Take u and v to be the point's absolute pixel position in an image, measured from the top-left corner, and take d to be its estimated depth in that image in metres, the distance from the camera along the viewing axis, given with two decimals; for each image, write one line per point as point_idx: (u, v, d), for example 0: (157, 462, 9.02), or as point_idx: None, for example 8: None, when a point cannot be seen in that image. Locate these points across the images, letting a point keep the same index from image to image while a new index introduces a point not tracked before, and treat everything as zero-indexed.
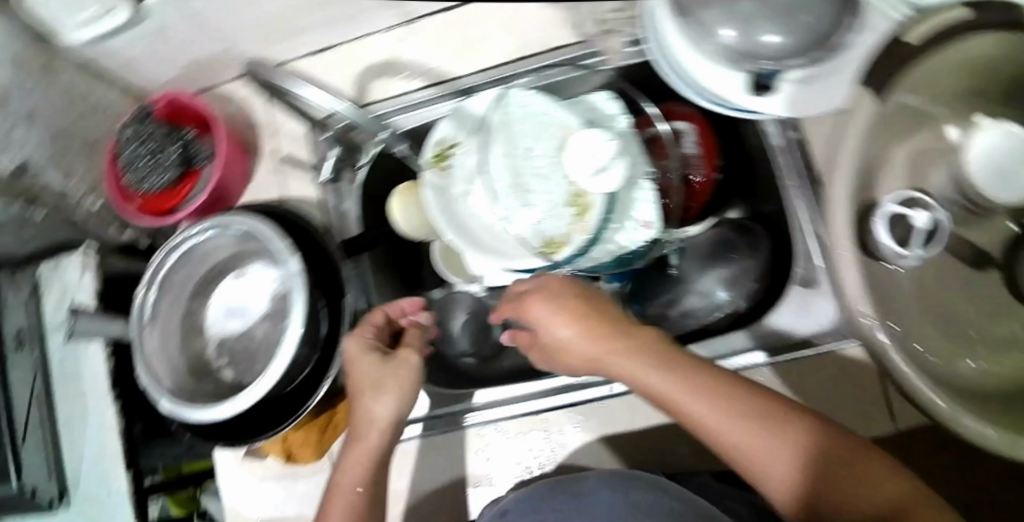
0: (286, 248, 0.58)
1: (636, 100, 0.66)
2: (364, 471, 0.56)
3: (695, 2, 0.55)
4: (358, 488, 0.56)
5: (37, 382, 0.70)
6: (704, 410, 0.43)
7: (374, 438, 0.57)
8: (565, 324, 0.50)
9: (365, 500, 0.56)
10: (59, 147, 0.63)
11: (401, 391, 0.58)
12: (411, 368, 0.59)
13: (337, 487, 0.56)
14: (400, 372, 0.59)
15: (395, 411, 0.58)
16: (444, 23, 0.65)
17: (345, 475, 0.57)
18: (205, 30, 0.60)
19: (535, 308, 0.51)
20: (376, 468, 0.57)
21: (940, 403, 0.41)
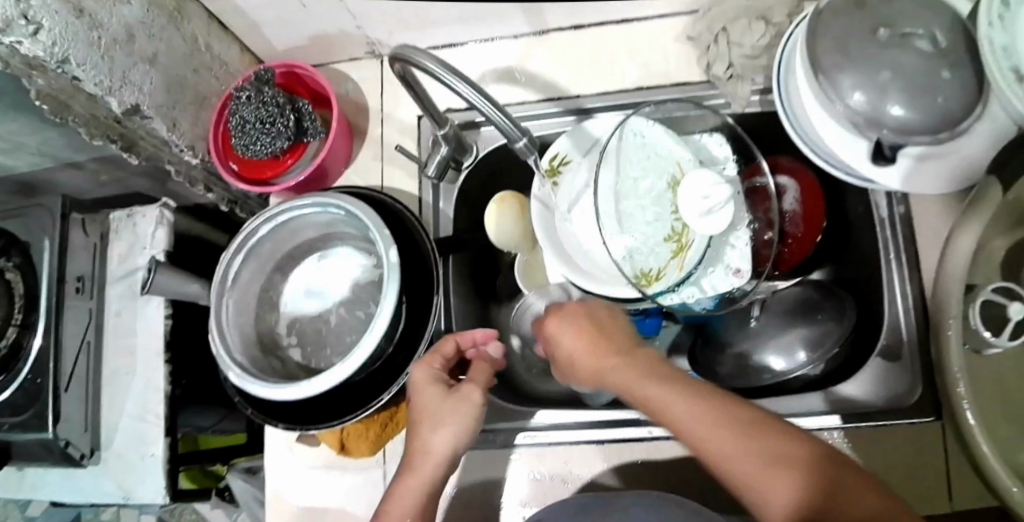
0: (385, 237, 0.56)
1: (750, 151, 0.63)
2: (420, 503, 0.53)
3: (833, 63, 0.56)
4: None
5: (89, 330, 0.69)
6: (708, 438, 0.39)
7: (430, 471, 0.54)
8: (575, 339, 0.50)
9: None
10: (170, 97, 0.60)
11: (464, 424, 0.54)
12: (473, 403, 0.55)
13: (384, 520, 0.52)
14: (459, 406, 0.54)
15: (452, 444, 0.54)
16: (576, 42, 0.68)
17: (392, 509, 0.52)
18: (342, 6, 0.60)
19: (550, 323, 0.52)
20: (430, 500, 0.53)
21: (1013, 487, 0.46)
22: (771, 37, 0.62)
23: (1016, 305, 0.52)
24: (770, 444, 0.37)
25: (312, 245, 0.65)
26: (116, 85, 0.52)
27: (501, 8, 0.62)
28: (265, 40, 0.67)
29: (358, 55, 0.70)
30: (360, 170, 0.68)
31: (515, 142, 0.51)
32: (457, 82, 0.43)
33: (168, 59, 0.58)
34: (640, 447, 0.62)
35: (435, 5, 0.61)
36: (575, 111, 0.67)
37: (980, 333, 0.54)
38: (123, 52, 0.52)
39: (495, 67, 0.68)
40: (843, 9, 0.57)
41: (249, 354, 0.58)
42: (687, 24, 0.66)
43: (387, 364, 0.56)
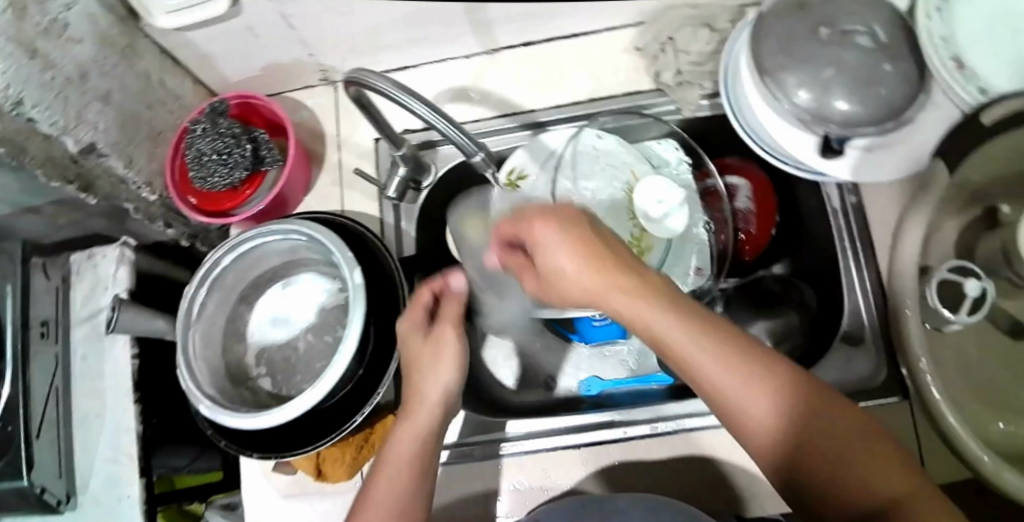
0: (348, 260, 0.56)
1: (699, 155, 0.66)
2: (424, 448, 0.51)
3: (776, 62, 0.57)
4: (407, 472, 0.50)
5: (57, 376, 0.67)
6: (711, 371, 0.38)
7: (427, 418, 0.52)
8: (569, 256, 0.41)
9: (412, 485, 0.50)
10: (126, 134, 0.60)
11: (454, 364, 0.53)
12: (456, 341, 0.53)
13: (384, 474, 0.50)
14: (444, 348, 0.52)
15: (444, 387, 0.53)
16: (527, 58, 0.69)
17: (389, 463, 0.50)
18: (294, 35, 0.61)
19: (538, 234, 0.42)
20: (432, 448, 0.52)
21: (984, 456, 0.47)
22: (715, 44, 0.64)
23: (971, 281, 0.54)
24: (764, 370, 0.38)
25: (276, 273, 0.65)
26: (72, 124, 0.52)
27: (450, 29, 0.63)
28: (219, 73, 0.68)
29: (313, 83, 0.71)
30: (320, 196, 0.69)
31: (471, 157, 0.51)
32: (411, 101, 0.44)
33: (122, 95, 0.58)
34: (617, 448, 0.62)
35: (384, 29, 0.62)
36: (529, 126, 0.68)
37: (941, 314, 0.56)
38: (77, 91, 0.52)
39: (449, 86, 0.69)
40: (783, 10, 0.59)
41: (218, 386, 0.58)
42: (635, 35, 0.67)
43: (360, 385, 0.56)
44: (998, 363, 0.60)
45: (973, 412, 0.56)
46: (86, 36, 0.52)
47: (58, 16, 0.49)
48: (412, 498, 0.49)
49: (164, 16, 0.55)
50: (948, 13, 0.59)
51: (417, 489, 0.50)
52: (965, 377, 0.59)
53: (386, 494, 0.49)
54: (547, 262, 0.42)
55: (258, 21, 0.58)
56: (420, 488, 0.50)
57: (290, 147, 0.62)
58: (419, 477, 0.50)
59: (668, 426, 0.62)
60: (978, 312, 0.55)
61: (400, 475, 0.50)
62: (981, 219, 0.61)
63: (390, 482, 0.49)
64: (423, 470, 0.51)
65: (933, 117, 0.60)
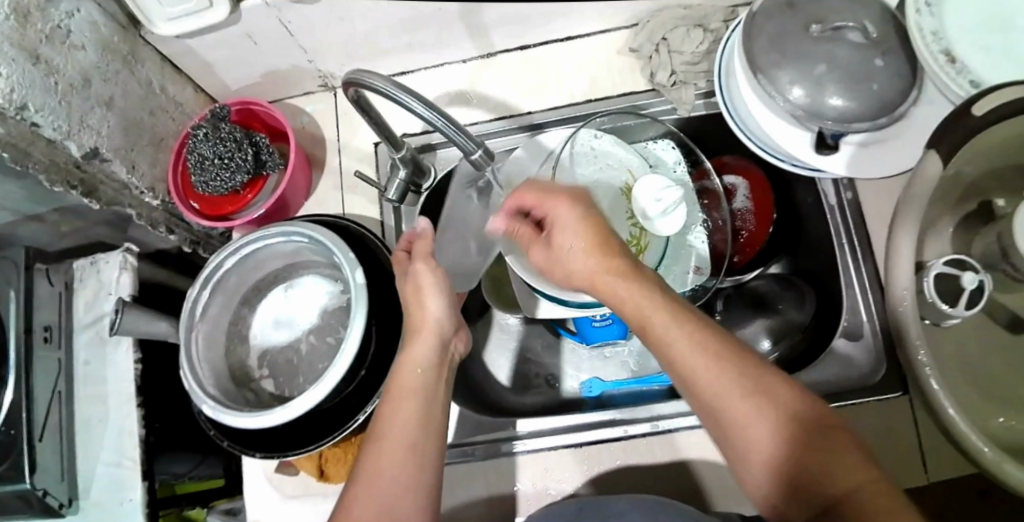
0: (350, 260, 0.57)
1: (696, 154, 0.66)
2: (430, 375, 0.49)
3: (768, 60, 0.58)
4: (419, 398, 0.47)
5: (59, 381, 0.67)
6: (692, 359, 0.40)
7: (428, 347, 0.50)
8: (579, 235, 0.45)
9: (425, 397, 0.47)
10: (128, 139, 0.61)
11: (440, 292, 0.52)
12: (434, 270, 0.52)
13: (394, 403, 0.47)
14: (421, 278, 0.52)
15: (440, 313, 0.51)
16: (523, 62, 0.70)
17: (398, 393, 0.47)
18: (292, 42, 0.62)
19: (559, 211, 0.47)
20: (439, 376, 0.50)
21: (984, 448, 0.47)
22: (709, 44, 0.65)
23: (968, 274, 0.54)
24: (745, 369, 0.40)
25: (278, 275, 0.66)
26: (75, 129, 0.53)
27: (447, 34, 0.64)
28: (219, 81, 0.69)
29: (312, 90, 0.72)
30: (320, 200, 0.69)
31: (470, 154, 0.50)
32: (410, 99, 0.44)
33: (124, 102, 0.59)
34: (619, 448, 0.62)
35: (382, 34, 0.63)
36: (526, 127, 0.68)
37: (939, 307, 0.56)
38: (80, 97, 0.53)
39: (445, 90, 0.70)
40: (773, 10, 0.60)
41: (221, 387, 0.58)
42: (628, 37, 0.68)
43: (362, 384, 0.56)
44: (997, 356, 0.60)
45: (972, 409, 0.56)
46: (88, 43, 0.53)
47: (60, 23, 0.50)
48: (429, 417, 0.46)
49: (166, 23, 0.57)
50: (936, 9, 0.60)
51: (432, 413, 0.47)
52: (963, 373, 0.59)
53: (401, 418, 0.46)
54: (558, 238, 0.46)
55: (257, 28, 0.59)
56: (434, 411, 0.47)
57: (292, 151, 0.63)
58: (431, 401, 0.47)
59: (670, 424, 0.62)
60: (975, 306, 0.55)
61: (413, 401, 0.47)
62: (976, 213, 0.61)
63: (403, 408, 0.46)
64: (433, 395, 0.48)
65: (925, 114, 0.61)
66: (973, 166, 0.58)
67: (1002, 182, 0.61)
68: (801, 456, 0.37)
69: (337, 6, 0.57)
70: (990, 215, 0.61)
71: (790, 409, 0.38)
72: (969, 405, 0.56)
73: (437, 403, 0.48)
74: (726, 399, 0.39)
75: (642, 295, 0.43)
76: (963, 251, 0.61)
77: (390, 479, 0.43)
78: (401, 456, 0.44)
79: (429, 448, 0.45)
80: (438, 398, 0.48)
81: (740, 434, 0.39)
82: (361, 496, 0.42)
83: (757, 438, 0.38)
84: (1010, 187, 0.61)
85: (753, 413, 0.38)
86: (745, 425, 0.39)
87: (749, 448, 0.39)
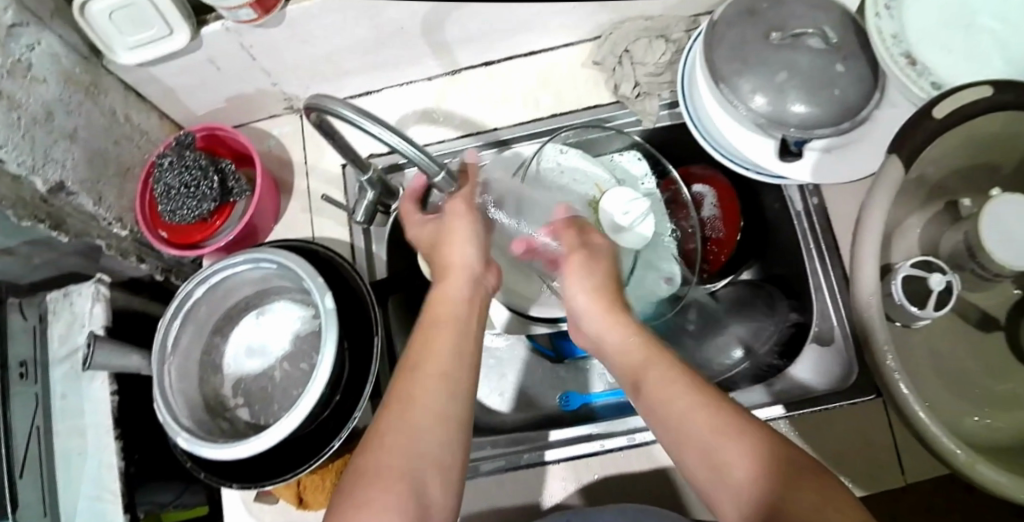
0: (319, 286, 0.57)
1: (662, 164, 0.66)
2: (462, 338, 0.47)
3: (730, 69, 0.58)
4: (447, 368, 0.45)
5: (37, 415, 0.67)
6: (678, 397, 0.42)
7: (461, 291, 0.50)
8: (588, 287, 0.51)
9: (465, 327, 0.48)
10: (94, 171, 0.60)
11: (474, 237, 0.52)
12: (469, 215, 0.52)
13: (422, 365, 0.45)
14: (459, 223, 0.52)
15: (472, 251, 0.52)
16: (488, 78, 0.70)
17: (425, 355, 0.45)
18: (256, 66, 0.62)
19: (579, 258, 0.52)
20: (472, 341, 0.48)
21: (956, 450, 0.46)
22: (672, 53, 0.65)
23: (936, 275, 0.54)
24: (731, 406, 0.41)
25: (249, 302, 0.66)
26: (39, 163, 0.53)
27: (410, 51, 0.64)
28: (184, 108, 0.69)
29: (277, 112, 0.72)
30: (291, 224, 0.70)
31: (433, 177, 0.48)
32: (364, 120, 0.42)
33: (89, 133, 0.59)
34: (595, 463, 0.62)
35: (345, 55, 0.63)
36: (494, 143, 0.69)
37: (906, 310, 0.55)
38: (43, 130, 0.53)
39: (413, 110, 0.70)
40: (735, 17, 0.60)
41: (196, 418, 0.58)
42: (593, 50, 0.68)
43: (336, 409, 0.56)
44: (971, 355, 0.60)
45: (947, 408, 0.56)
46: (50, 76, 0.53)
47: (21, 57, 0.50)
48: (463, 349, 0.47)
49: (127, 52, 0.57)
50: (896, 10, 0.60)
51: (461, 383, 0.45)
52: (937, 373, 0.58)
53: (439, 348, 0.46)
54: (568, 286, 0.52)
55: (220, 54, 0.59)
56: (465, 380, 0.45)
57: (258, 177, 0.63)
58: (463, 367, 0.46)
59: (646, 436, 0.62)
60: (943, 307, 0.55)
61: (445, 358, 0.45)
62: (944, 213, 0.62)
63: (429, 378, 0.44)
64: (465, 361, 0.46)
65: (889, 116, 0.61)
66: (938, 168, 0.58)
67: (968, 181, 0.61)
68: (780, 481, 0.37)
69: (299, 29, 0.57)
70: (958, 214, 0.61)
71: (776, 446, 0.39)
72: (944, 405, 0.56)
73: (466, 368, 0.46)
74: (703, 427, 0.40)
75: (637, 339, 0.47)
76: (932, 251, 0.62)
77: (422, 410, 0.43)
78: (435, 390, 0.44)
79: (462, 388, 0.45)
80: (469, 364, 0.46)
81: (719, 456, 0.39)
82: (393, 421, 0.43)
83: (730, 461, 0.39)
84: (976, 187, 0.61)
85: (734, 443, 0.39)
86: (727, 452, 0.39)
87: (726, 473, 0.39)
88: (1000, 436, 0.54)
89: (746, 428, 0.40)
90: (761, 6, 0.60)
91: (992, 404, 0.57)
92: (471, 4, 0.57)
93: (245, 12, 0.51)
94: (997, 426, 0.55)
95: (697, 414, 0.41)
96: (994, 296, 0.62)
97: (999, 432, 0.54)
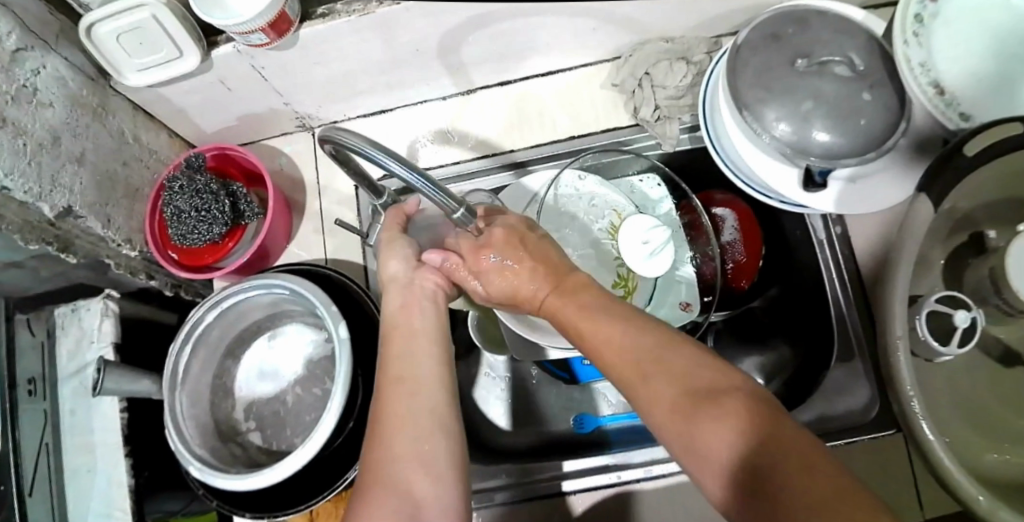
0: (333, 314, 0.55)
1: (682, 188, 0.65)
2: (421, 345, 0.50)
3: (754, 96, 0.56)
4: (410, 376, 0.48)
5: (46, 433, 0.66)
6: (614, 357, 0.42)
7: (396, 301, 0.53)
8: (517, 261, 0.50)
9: (425, 333, 0.51)
10: (103, 192, 0.59)
11: (399, 256, 0.54)
12: (394, 233, 0.55)
13: (388, 381, 0.48)
14: (382, 243, 0.55)
15: (408, 262, 0.54)
16: (504, 98, 0.69)
17: (389, 370, 0.48)
18: (267, 86, 0.61)
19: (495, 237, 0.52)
20: (433, 343, 0.50)
21: (977, 495, 0.44)
22: (693, 76, 0.64)
23: (961, 312, 0.53)
24: (659, 354, 0.40)
25: (261, 325, 0.65)
26: (46, 190, 0.51)
27: (425, 72, 0.63)
28: (193, 126, 0.68)
29: (289, 130, 0.71)
30: (303, 245, 0.69)
31: (452, 215, 0.46)
32: (381, 156, 0.40)
33: (97, 156, 0.58)
34: (610, 493, 0.62)
35: (359, 76, 0.62)
36: (511, 165, 0.68)
37: (930, 345, 0.54)
38: (50, 155, 0.51)
39: (427, 131, 0.70)
40: (760, 42, 0.58)
41: (208, 445, 0.58)
42: (611, 71, 0.67)
43: (350, 436, 0.55)
44: (989, 391, 0.60)
45: (965, 445, 0.55)
46: (56, 99, 0.52)
47: (26, 82, 0.48)
48: (416, 353, 0.49)
49: (136, 74, 0.56)
50: (924, 38, 0.58)
51: (429, 384, 0.48)
52: (956, 408, 0.58)
53: (393, 357, 0.49)
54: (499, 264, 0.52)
55: (230, 74, 0.58)
56: (430, 381, 0.48)
57: (270, 199, 0.63)
58: (430, 370, 0.49)
59: (664, 469, 0.61)
60: (966, 344, 0.54)
61: (399, 363, 0.49)
62: (971, 245, 0.60)
63: (399, 389, 0.47)
64: (429, 365, 0.49)
65: (917, 145, 0.60)
66: (964, 202, 0.57)
67: (996, 214, 0.59)
68: (725, 423, 0.36)
69: (312, 51, 0.56)
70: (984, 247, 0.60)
71: (713, 386, 0.38)
72: (963, 441, 0.55)
73: (431, 369, 0.48)
74: (676, 403, 0.38)
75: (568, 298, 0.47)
76: (956, 284, 0.60)
77: (393, 415, 0.46)
78: (396, 395, 0.47)
79: (421, 385, 0.47)
80: (435, 367, 0.49)
81: (698, 430, 0.36)
82: (372, 441, 0.46)
83: (706, 444, 0.36)
84: (1004, 220, 0.59)
85: (665, 391, 0.39)
86: (663, 403, 0.38)
87: (704, 449, 0.36)
88: (1012, 474, 0.54)
89: (679, 368, 0.39)
90: (787, 30, 0.58)
91: (1010, 439, 0.57)
92: (488, 26, 0.56)
93: (258, 36, 0.49)
94: (1012, 462, 0.55)
95: (633, 370, 0.40)
96: (1015, 329, 0.60)
97: (1015, 469, 0.54)
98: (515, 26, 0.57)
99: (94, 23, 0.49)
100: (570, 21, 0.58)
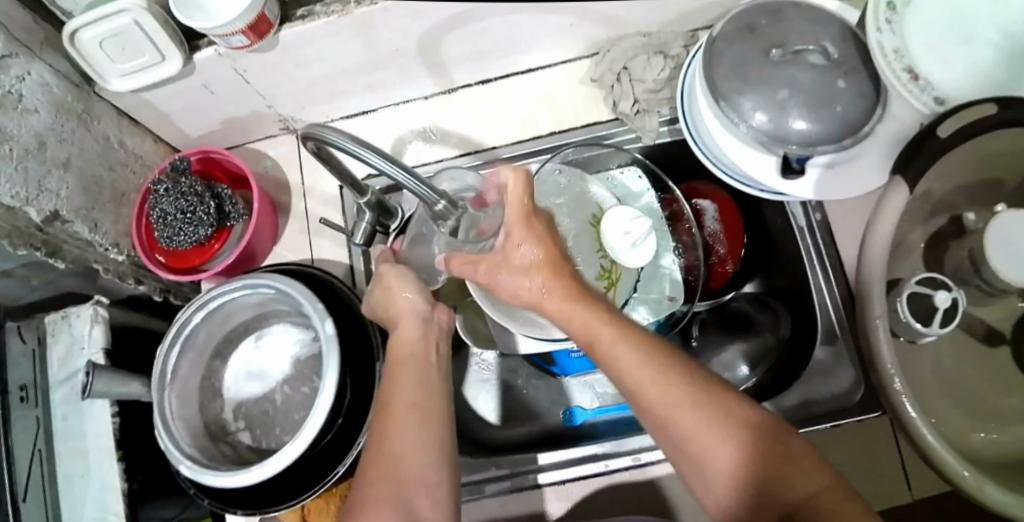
0: (320, 311, 0.56)
1: (665, 182, 0.68)
2: (432, 375, 0.51)
3: (730, 86, 0.57)
4: (424, 403, 0.49)
5: (39, 438, 0.65)
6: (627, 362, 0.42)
7: (415, 330, 0.53)
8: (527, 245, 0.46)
9: (425, 362, 0.51)
10: (90, 197, 0.60)
11: (410, 282, 0.54)
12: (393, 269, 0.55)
13: (402, 408, 0.48)
14: (389, 280, 0.54)
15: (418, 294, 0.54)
16: (484, 97, 0.70)
17: (403, 398, 0.48)
18: (251, 89, 0.62)
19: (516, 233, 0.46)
20: (438, 374, 0.51)
21: (963, 471, 0.44)
22: (671, 69, 0.65)
23: (941, 293, 0.52)
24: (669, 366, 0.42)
25: (249, 326, 0.66)
26: (33, 194, 0.52)
27: (406, 72, 0.64)
28: (178, 130, 0.68)
29: (273, 133, 0.72)
30: (290, 246, 0.70)
31: (433, 207, 0.46)
32: (366, 152, 0.40)
33: (82, 161, 0.58)
34: (599, 481, 0.62)
35: (340, 78, 0.63)
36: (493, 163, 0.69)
37: (912, 326, 0.54)
38: (35, 160, 0.52)
39: (411, 129, 0.71)
40: (735, 33, 0.59)
41: (198, 445, 0.58)
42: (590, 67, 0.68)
43: (339, 434, 0.55)
44: (974, 371, 0.60)
45: (951, 425, 0.55)
46: (41, 106, 0.52)
47: (11, 89, 0.48)
48: (425, 384, 0.50)
49: (119, 80, 0.56)
50: (897, 24, 0.58)
51: (438, 414, 0.49)
52: (943, 390, 0.58)
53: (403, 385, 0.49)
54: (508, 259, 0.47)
55: (213, 79, 0.59)
56: (441, 412, 0.49)
57: (256, 202, 0.63)
58: (438, 403, 0.49)
59: (650, 457, 0.62)
60: (950, 323, 0.54)
61: (412, 393, 0.49)
62: (947, 227, 0.61)
63: (409, 417, 0.47)
64: (438, 392, 0.50)
65: (892, 131, 0.60)
66: (940, 184, 0.57)
67: (972, 196, 0.60)
68: (738, 437, 0.39)
69: (293, 53, 0.56)
70: (962, 229, 0.60)
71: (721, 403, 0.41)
72: (950, 422, 0.56)
73: (438, 399, 0.49)
74: (699, 427, 0.40)
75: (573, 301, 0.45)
76: (936, 266, 0.61)
77: (407, 442, 0.46)
78: (409, 423, 0.47)
79: (433, 412, 0.48)
80: (441, 395, 0.50)
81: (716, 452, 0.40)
82: (374, 464, 0.46)
83: (717, 458, 0.40)
84: (980, 201, 0.60)
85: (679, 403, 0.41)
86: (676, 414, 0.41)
87: (713, 469, 0.40)
88: (1004, 453, 0.54)
89: (685, 380, 0.41)
90: (760, 22, 0.59)
91: (997, 418, 0.57)
92: (465, 25, 0.57)
93: (239, 38, 0.50)
94: (1000, 441, 0.55)
95: (649, 382, 0.41)
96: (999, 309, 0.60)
97: (1003, 446, 0.55)
98: (492, 24, 0.58)
99: (77, 29, 0.50)
100: (549, 18, 0.59)
